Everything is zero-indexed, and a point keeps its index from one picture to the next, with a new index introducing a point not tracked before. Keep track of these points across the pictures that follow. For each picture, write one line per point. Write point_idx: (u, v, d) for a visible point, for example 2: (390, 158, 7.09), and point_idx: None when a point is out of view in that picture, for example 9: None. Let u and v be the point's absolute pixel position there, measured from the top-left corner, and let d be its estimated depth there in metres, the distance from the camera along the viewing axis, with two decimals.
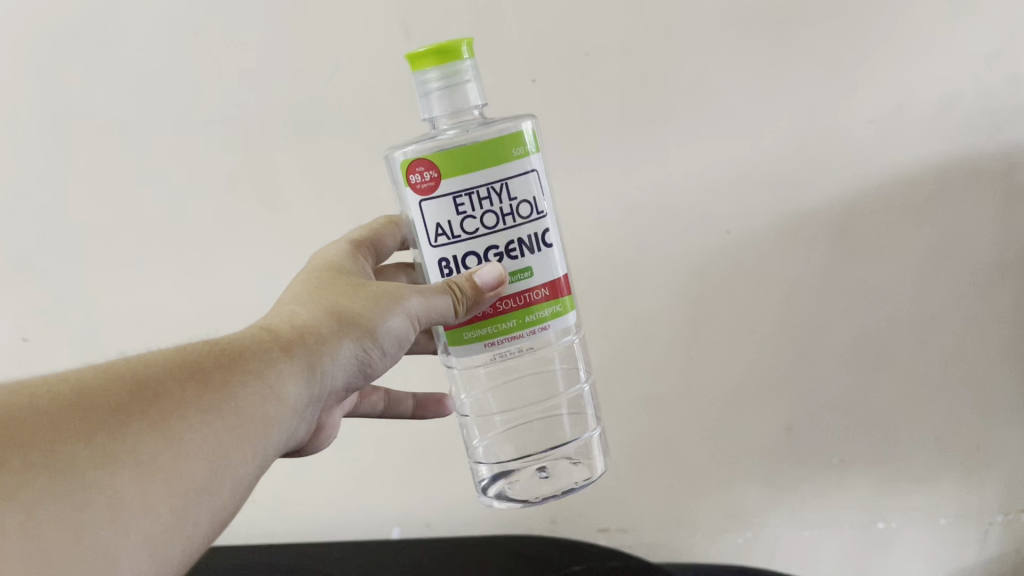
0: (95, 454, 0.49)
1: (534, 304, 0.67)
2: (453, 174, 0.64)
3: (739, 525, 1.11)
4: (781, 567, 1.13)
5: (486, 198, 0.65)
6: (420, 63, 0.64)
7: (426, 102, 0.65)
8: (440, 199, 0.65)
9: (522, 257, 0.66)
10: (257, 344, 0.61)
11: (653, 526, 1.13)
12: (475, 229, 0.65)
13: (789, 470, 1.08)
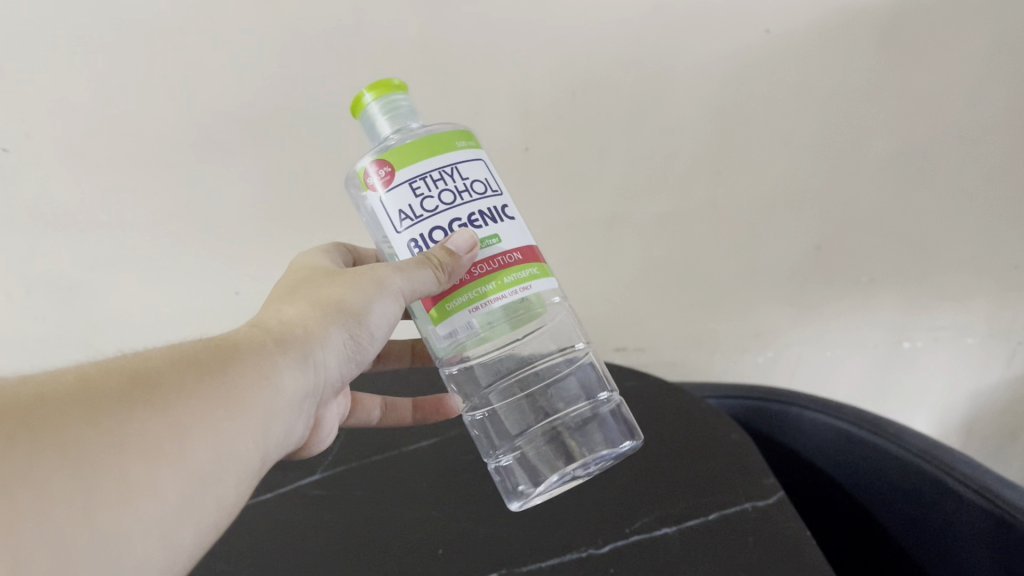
0: (97, 436, 0.35)
1: (512, 265, 0.51)
2: (405, 163, 0.51)
3: (761, 345, 1.09)
4: (800, 387, 1.13)
5: (439, 177, 0.51)
6: (363, 102, 0.54)
7: (374, 135, 0.54)
8: (392, 189, 0.51)
9: (488, 225, 0.52)
10: (243, 337, 0.48)
11: (669, 346, 1.11)
12: (436, 208, 0.51)
13: (815, 290, 1.05)
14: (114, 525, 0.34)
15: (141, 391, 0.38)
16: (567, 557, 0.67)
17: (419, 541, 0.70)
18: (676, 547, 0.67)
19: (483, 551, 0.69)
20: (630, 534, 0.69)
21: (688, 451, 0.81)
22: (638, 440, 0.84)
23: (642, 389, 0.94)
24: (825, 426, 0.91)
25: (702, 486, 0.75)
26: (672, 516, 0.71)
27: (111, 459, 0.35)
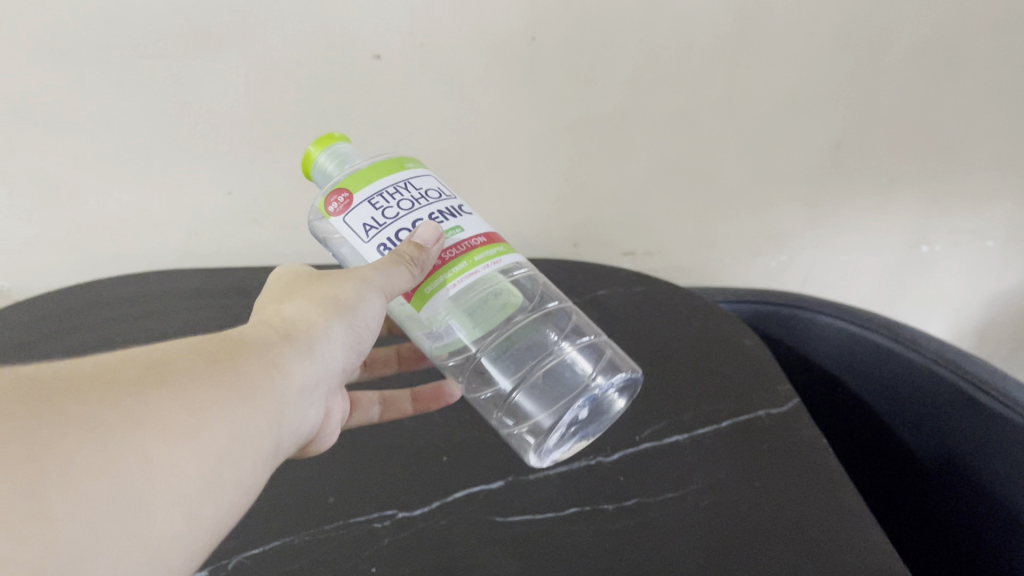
0: (106, 411, 0.31)
1: (480, 246, 0.46)
2: (357, 184, 0.46)
3: (773, 247, 1.06)
4: (811, 289, 1.12)
5: (393, 191, 0.46)
6: (312, 161, 0.51)
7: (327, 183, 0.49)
8: (349, 210, 0.45)
9: (449, 219, 0.46)
10: (240, 335, 0.41)
11: (678, 249, 1.07)
12: (398, 213, 0.45)
13: (833, 191, 1.01)
14: (124, 514, 0.30)
15: (155, 374, 0.34)
16: (574, 466, 0.65)
17: (422, 450, 0.68)
18: (687, 455, 0.65)
19: (487, 459, 0.67)
20: (640, 440, 0.67)
21: (700, 355, 0.78)
22: (648, 342, 0.80)
23: (654, 290, 0.89)
24: (838, 332, 0.88)
25: (714, 392, 0.72)
26: (683, 421, 0.69)
27: (118, 433, 0.31)
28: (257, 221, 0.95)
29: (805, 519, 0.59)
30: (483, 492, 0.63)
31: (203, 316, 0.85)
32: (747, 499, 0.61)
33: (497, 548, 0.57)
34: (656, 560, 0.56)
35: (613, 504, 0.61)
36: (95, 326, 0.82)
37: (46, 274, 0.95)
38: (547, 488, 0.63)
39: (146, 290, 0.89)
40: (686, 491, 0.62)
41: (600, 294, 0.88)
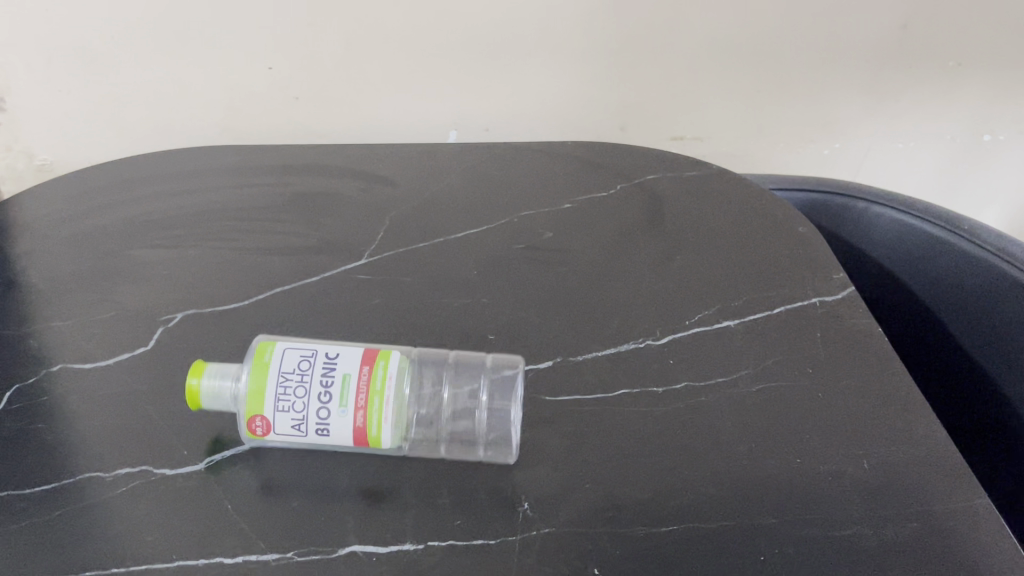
0: None
1: (371, 386, 0.51)
2: (253, 406, 0.51)
3: (829, 136, 1.02)
4: (863, 179, 1.08)
5: (297, 397, 0.51)
6: (199, 393, 0.54)
7: (231, 404, 0.55)
8: (284, 433, 0.52)
9: (335, 372, 0.52)
10: None
11: (733, 133, 1.01)
12: (306, 410, 0.51)
13: (896, 76, 0.97)
14: None
15: None
16: (623, 348, 0.64)
17: (470, 327, 0.67)
18: (739, 342, 0.64)
19: (536, 340, 0.65)
20: (690, 326, 0.66)
21: (751, 242, 0.76)
22: (697, 228, 0.78)
23: (706, 175, 0.86)
24: (893, 224, 0.86)
25: (765, 280, 0.71)
26: (734, 309, 0.68)
27: None
28: (298, 97, 0.91)
29: (858, 408, 0.59)
30: (533, 372, 0.62)
31: (245, 192, 0.83)
32: (799, 386, 0.60)
33: (548, 428, 0.58)
34: (706, 445, 0.56)
35: (662, 387, 0.60)
36: (143, 201, 0.82)
37: (86, 149, 0.92)
38: (596, 369, 0.62)
39: (189, 166, 0.87)
40: (738, 377, 0.61)
41: (649, 178, 0.85)
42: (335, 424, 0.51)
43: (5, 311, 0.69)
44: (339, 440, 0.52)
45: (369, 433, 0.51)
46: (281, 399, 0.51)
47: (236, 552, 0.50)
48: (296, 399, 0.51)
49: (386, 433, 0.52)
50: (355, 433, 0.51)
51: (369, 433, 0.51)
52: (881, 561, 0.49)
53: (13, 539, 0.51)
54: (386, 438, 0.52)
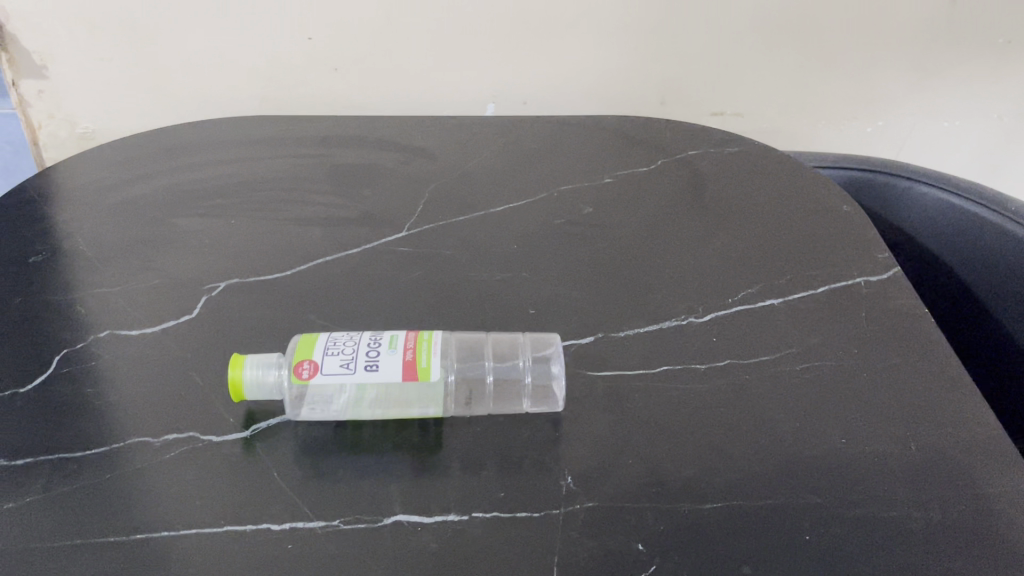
0: None
1: (420, 337, 0.53)
2: (306, 352, 0.52)
3: (871, 113, 1.01)
4: (905, 158, 1.06)
5: (349, 344, 0.53)
6: (242, 384, 0.55)
7: (274, 392, 0.55)
8: (332, 372, 0.51)
9: (383, 330, 0.54)
10: None
11: (773, 109, 1.00)
12: (358, 350, 0.52)
13: (942, 53, 0.95)
14: None
15: None
16: (665, 325, 0.64)
17: (511, 300, 0.67)
18: (782, 320, 0.64)
19: (578, 314, 0.65)
20: (732, 303, 0.66)
21: (793, 220, 0.75)
22: (739, 205, 0.77)
23: (747, 152, 0.85)
24: (934, 203, 0.84)
25: (807, 258, 0.70)
26: (777, 288, 0.67)
27: None
28: (337, 69, 0.90)
29: (903, 388, 0.58)
30: (574, 347, 0.62)
31: (285, 163, 0.84)
32: (843, 365, 0.60)
33: (590, 403, 0.58)
34: (750, 422, 0.56)
35: (705, 364, 0.60)
36: (184, 170, 0.83)
37: (127, 117, 0.93)
38: (638, 345, 0.62)
39: (229, 136, 0.87)
40: (781, 355, 0.61)
41: (690, 154, 0.85)
42: (384, 362, 0.52)
43: (52, 276, 0.69)
44: (387, 377, 0.51)
45: (419, 365, 0.51)
46: (330, 348, 0.52)
47: (283, 518, 0.51)
48: (347, 348, 0.52)
49: (436, 364, 0.52)
50: (404, 368, 0.52)
51: (418, 364, 0.52)
52: (926, 541, 0.49)
53: (66, 500, 0.51)
54: (435, 369, 0.52)
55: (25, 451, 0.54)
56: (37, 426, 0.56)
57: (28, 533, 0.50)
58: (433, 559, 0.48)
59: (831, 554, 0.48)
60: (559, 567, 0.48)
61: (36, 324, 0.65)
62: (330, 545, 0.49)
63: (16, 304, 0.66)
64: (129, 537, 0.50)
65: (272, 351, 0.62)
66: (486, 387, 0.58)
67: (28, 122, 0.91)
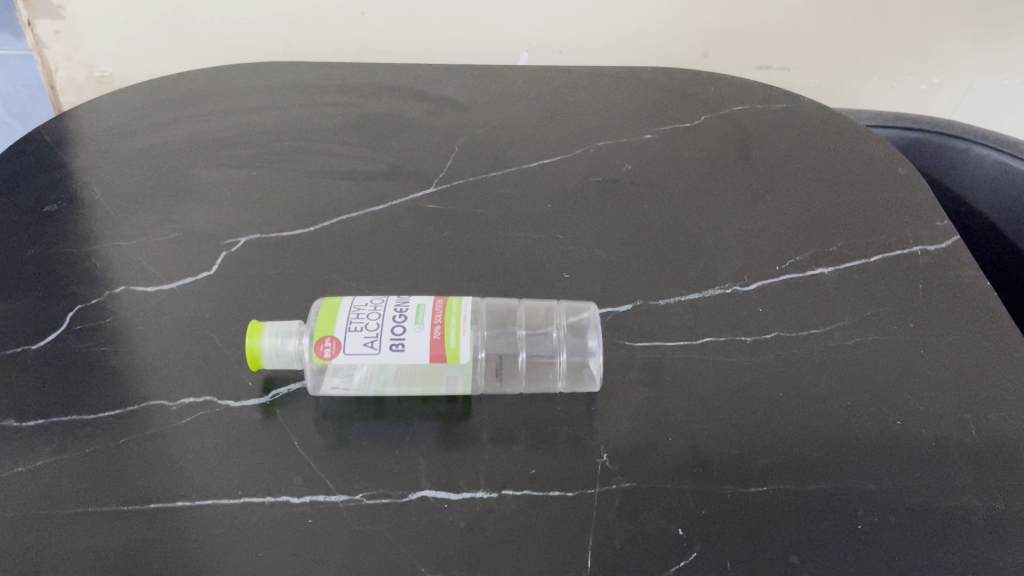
0: None
1: (448, 310, 0.50)
2: (327, 325, 0.49)
3: (927, 68, 0.95)
4: (960, 117, 1.00)
5: (372, 316, 0.49)
6: (260, 354, 0.52)
7: (294, 362, 0.52)
8: (354, 352, 0.48)
9: (408, 303, 0.50)
10: None
11: (823, 63, 0.95)
12: (381, 327, 0.49)
13: (1009, 6, 0.89)
14: None
15: None
16: (708, 293, 0.60)
17: (545, 263, 0.63)
18: (833, 291, 0.60)
19: (616, 279, 0.62)
20: (781, 271, 0.62)
21: (846, 183, 0.71)
22: (788, 165, 0.73)
23: (796, 108, 0.80)
24: (992, 167, 0.79)
25: (860, 224, 0.66)
26: (829, 255, 0.63)
27: None
28: (365, 12, 0.86)
29: (963, 366, 0.54)
30: (611, 315, 0.59)
31: (310, 112, 0.80)
32: (899, 340, 0.56)
33: (628, 375, 0.54)
34: (799, 401, 0.52)
35: (751, 337, 0.57)
36: (205, 117, 0.79)
37: (148, 61, 0.89)
38: (679, 314, 0.59)
39: (251, 83, 0.83)
40: (833, 329, 0.57)
41: (736, 109, 0.80)
42: (410, 340, 0.48)
43: (66, 227, 0.67)
44: (413, 355, 0.48)
45: (447, 346, 0.48)
46: (353, 322, 0.49)
47: (304, 491, 0.48)
48: (371, 321, 0.49)
49: (465, 344, 0.49)
50: (431, 346, 0.48)
51: (447, 346, 0.48)
52: (987, 532, 0.46)
53: (79, 464, 0.49)
54: (465, 351, 0.49)
55: (37, 412, 0.52)
56: (50, 385, 0.54)
57: (38, 500, 0.47)
58: (459, 539, 0.46)
59: (885, 545, 0.45)
60: (594, 552, 0.45)
61: (51, 277, 0.62)
62: (352, 521, 0.47)
63: (30, 256, 0.64)
64: (143, 506, 0.47)
65: (295, 312, 0.60)
66: (518, 362, 0.54)
67: (45, 65, 0.88)
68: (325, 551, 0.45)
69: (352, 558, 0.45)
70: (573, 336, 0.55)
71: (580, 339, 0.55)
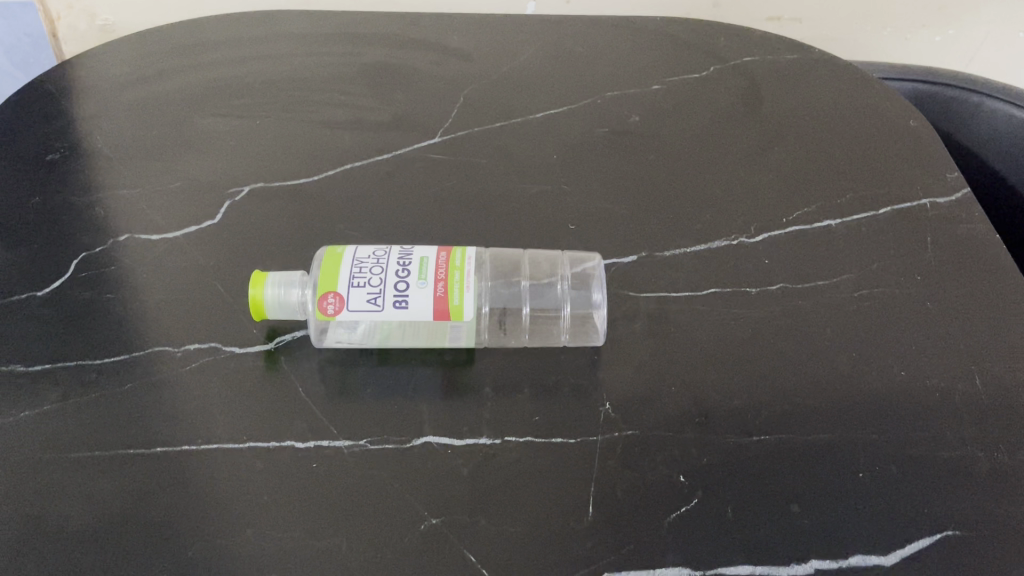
0: None
1: (450, 265, 0.49)
2: (330, 283, 0.49)
3: (942, 21, 0.93)
4: (973, 71, 0.99)
5: (374, 271, 0.49)
6: (263, 304, 0.52)
7: (297, 312, 0.52)
8: (357, 308, 0.48)
9: (411, 257, 0.50)
10: None
11: (835, 15, 0.93)
12: (384, 283, 0.48)
13: None
14: None
15: None
16: (714, 246, 0.60)
17: (549, 214, 0.63)
18: (840, 243, 0.60)
19: (621, 231, 0.61)
20: (788, 224, 0.61)
21: (856, 136, 0.70)
22: (797, 118, 0.72)
23: (807, 60, 0.79)
24: (1006, 121, 0.78)
25: (869, 178, 0.65)
26: (837, 207, 0.63)
27: None
28: None
29: (970, 319, 0.54)
30: (616, 266, 0.59)
31: (312, 61, 0.79)
32: (905, 294, 0.56)
33: (631, 327, 0.54)
34: (802, 353, 0.52)
35: (756, 289, 0.56)
36: (207, 67, 0.79)
37: (150, 9, 0.88)
38: (684, 266, 0.58)
39: (254, 31, 0.82)
40: (839, 281, 0.57)
41: (745, 61, 0.79)
42: (414, 297, 0.48)
43: (69, 176, 0.66)
44: (417, 310, 0.48)
45: (450, 303, 0.48)
46: (356, 277, 0.49)
47: (307, 437, 0.48)
48: (373, 276, 0.49)
49: (469, 302, 0.48)
50: (434, 303, 0.48)
51: (450, 303, 0.48)
52: (990, 484, 0.46)
53: (84, 409, 0.50)
54: (469, 308, 0.48)
55: (42, 358, 0.52)
56: (55, 332, 0.54)
57: (45, 444, 0.48)
58: (462, 485, 0.46)
59: (885, 495, 0.45)
60: (595, 499, 0.45)
61: (54, 225, 0.62)
62: (354, 466, 0.47)
63: (32, 205, 0.64)
64: (147, 451, 0.48)
65: (298, 261, 0.59)
66: (522, 316, 0.53)
67: (46, 13, 0.87)
68: (329, 495, 0.45)
69: (355, 503, 0.45)
70: (581, 292, 0.54)
71: (586, 296, 0.54)
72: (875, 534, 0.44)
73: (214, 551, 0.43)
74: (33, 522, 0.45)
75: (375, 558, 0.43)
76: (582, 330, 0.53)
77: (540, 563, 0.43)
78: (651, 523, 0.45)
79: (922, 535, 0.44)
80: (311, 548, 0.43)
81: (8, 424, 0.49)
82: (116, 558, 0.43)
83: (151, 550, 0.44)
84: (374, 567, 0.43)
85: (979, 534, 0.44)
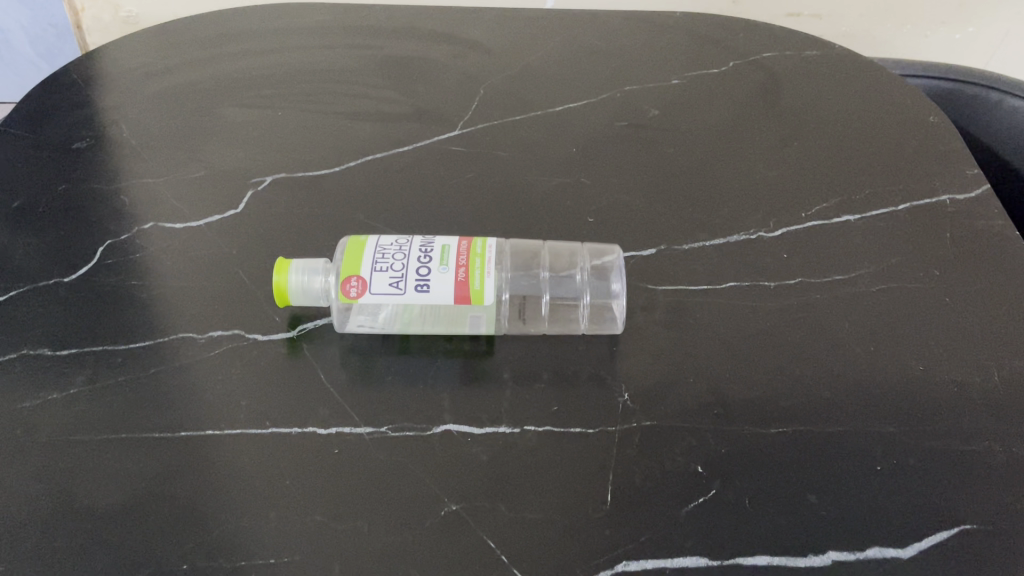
0: None
1: (471, 251, 0.50)
2: (353, 267, 0.49)
3: (962, 18, 0.93)
4: (993, 68, 0.99)
5: (396, 256, 0.50)
6: (287, 290, 0.53)
7: (321, 299, 0.53)
8: (380, 291, 0.49)
9: (434, 243, 0.51)
10: None
11: (855, 12, 0.93)
12: (406, 267, 0.49)
13: None
14: None
15: None
16: (733, 239, 0.60)
17: (570, 207, 0.63)
18: (859, 238, 0.60)
19: (640, 224, 0.62)
20: (806, 218, 0.62)
21: (875, 131, 0.70)
22: (817, 113, 0.72)
23: (826, 56, 0.79)
24: None
25: (889, 174, 0.66)
26: (856, 203, 0.63)
27: None
28: None
29: (989, 315, 0.54)
30: (635, 258, 0.59)
31: (333, 53, 0.80)
32: (924, 288, 0.56)
33: (651, 318, 0.55)
34: (820, 345, 0.53)
35: (774, 283, 0.57)
36: (230, 58, 0.79)
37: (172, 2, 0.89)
38: (703, 259, 0.59)
39: (275, 24, 0.83)
40: (858, 275, 0.57)
41: (764, 56, 0.79)
42: (435, 281, 0.49)
43: (95, 164, 0.67)
44: (439, 293, 0.49)
45: (472, 287, 0.49)
46: (379, 260, 0.50)
47: (329, 423, 0.49)
48: (396, 260, 0.50)
49: (490, 286, 0.49)
50: (456, 288, 0.49)
51: (471, 287, 0.49)
52: (1008, 478, 0.46)
53: (112, 392, 0.50)
54: (489, 292, 0.49)
55: (70, 342, 0.53)
56: (82, 317, 0.55)
57: (73, 426, 0.49)
58: (482, 471, 0.47)
59: (904, 488, 0.46)
60: (614, 489, 0.46)
61: (80, 212, 0.63)
62: (376, 452, 0.47)
63: (59, 192, 0.64)
64: (172, 434, 0.48)
65: (320, 250, 0.60)
66: (542, 304, 0.54)
67: (71, 4, 0.88)
68: (350, 479, 0.46)
69: (377, 489, 0.46)
70: (600, 282, 0.55)
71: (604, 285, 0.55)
72: (893, 526, 0.44)
73: (238, 533, 0.44)
74: (62, 501, 0.45)
75: (397, 542, 0.44)
76: (601, 319, 0.54)
77: (559, 549, 0.43)
78: (670, 512, 0.45)
79: (940, 527, 0.44)
80: (334, 530, 0.44)
81: (38, 406, 0.50)
82: (142, 537, 0.44)
83: (177, 530, 0.44)
84: (395, 551, 0.43)
85: (997, 528, 0.44)
